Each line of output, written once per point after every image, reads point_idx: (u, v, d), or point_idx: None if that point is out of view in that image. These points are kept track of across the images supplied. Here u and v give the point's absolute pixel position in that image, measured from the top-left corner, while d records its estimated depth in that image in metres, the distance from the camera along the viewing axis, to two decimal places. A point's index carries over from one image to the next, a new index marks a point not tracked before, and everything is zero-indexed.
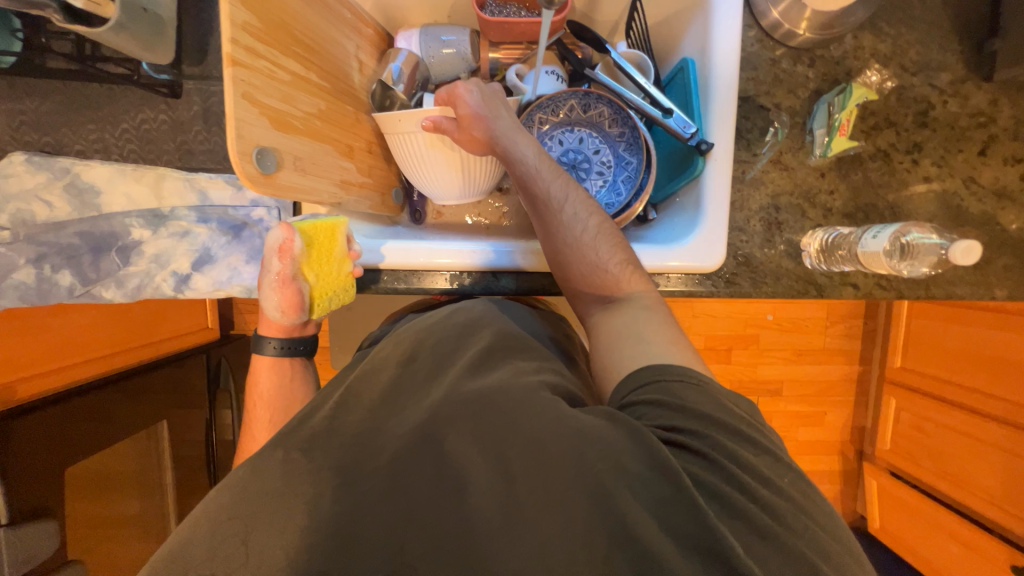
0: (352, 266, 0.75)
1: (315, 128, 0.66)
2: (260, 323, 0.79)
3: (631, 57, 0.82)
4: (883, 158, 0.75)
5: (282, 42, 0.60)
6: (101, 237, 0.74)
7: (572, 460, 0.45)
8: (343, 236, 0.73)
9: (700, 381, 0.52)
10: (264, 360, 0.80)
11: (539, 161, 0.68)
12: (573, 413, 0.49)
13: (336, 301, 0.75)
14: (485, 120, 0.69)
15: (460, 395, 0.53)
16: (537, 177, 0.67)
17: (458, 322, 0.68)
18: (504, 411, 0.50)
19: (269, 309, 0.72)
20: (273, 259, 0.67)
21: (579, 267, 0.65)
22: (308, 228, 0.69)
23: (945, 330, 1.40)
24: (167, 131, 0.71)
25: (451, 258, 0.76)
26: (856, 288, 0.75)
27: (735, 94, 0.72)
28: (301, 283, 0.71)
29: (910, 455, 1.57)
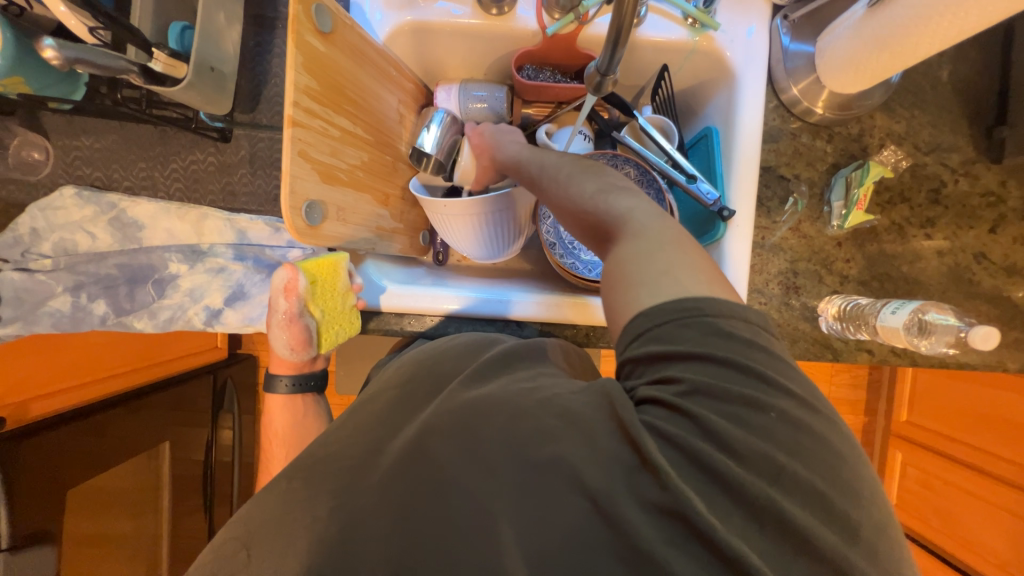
0: (357, 298, 0.76)
1: (357, 179, 0.70)
2: (271, 361, 0.81)
3: (655, 122, 0.86)
4: (897, 231, 0.78)
5: (335, 102, 0.63)
6: (138, 269, 0.76)
7: (546, 439, 0.42)
8: (344, 270, 0.74)
9: (697, 311, 0.44)
10: (276, 398, 0.81)
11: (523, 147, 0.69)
12: (558, 397, 0.46)
13: (342, 336, 0.76)
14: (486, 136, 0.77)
15: (457, 414, 0.46)
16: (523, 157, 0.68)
17: (463, 345, 0.61)
18: (507, 419, 0.44)
19: (279, 347, 0.76)
20: (279, 297, 0.71)
21: (575, 221, 0.58)
22: (311, 265, 0.71)
23: (953, 388, 1.40)
24: (213, 172, 0.75)
25: (454, 302, 0.76)
26: (871, 354, 0.76)
27: (757, 165, 0.76)
28: (306, 319, 0.73)
29: (916, 512, 1.55)
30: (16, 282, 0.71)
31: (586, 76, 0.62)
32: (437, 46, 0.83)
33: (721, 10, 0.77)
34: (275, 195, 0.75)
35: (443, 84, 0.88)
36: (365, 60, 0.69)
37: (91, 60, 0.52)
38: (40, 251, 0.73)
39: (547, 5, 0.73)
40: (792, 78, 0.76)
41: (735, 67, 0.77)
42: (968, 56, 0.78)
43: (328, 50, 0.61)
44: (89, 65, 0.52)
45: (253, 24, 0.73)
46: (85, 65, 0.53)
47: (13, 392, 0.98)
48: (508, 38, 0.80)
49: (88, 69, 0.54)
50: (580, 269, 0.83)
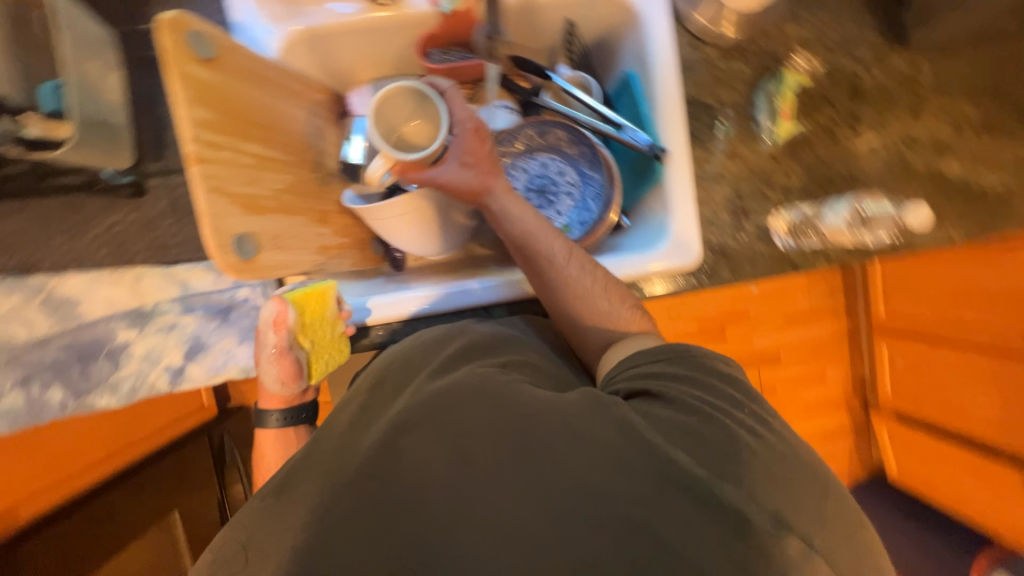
0: (345, 326, 0.75)
1: (286, 203, 0.68)
2: (259, 395, 0.79)
3: (575, 79, 0.86)
4: (827, 134, 0.80)
5: (240, 129, 0.61)
6: (86, 345, 0.73)
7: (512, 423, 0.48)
8: (332, 299, 0.72)
9: (684, 351, 0.59)
10: (267, 433, 0.79)
11: (534, 224, 0.70)
12: (521, 390, 0.52)
13: (332, 362, 0.77)
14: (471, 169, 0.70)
15: (430, 402, 0.52)
16: (533, 236, 0.69)
17: (431, 338, 0.64)
18: (477, 405, 0.50)
19: (269, 381, 0.75)
20: (269, 333, 0.69)
21: (572, 311, 0.68)
22: (301, 297, 0.70)
23: (921, 272, 1.46)
24: (139, 230, 0.71)
25: (420, 304, 0.75)
26: (828, 258, 0.78)
27: (681, 98, 0.76)
28: (297, 351, 0.73)
29: (910, 396, 1.62)
30: None
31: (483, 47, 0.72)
32: (337, 50, 0.80)
33: None
34: None
35: (353, 87, 0.87)
36: (262, 79, 0.67)
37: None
38: None
39: None
40: (693, 5, 0.76)
41: (637, 7, 0.77)
42: None
43: (217, 77, 0.58)
44: None
45: (137, 68, 0.69)
46: None
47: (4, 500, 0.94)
48: (407, 28, 0.79)
49: None
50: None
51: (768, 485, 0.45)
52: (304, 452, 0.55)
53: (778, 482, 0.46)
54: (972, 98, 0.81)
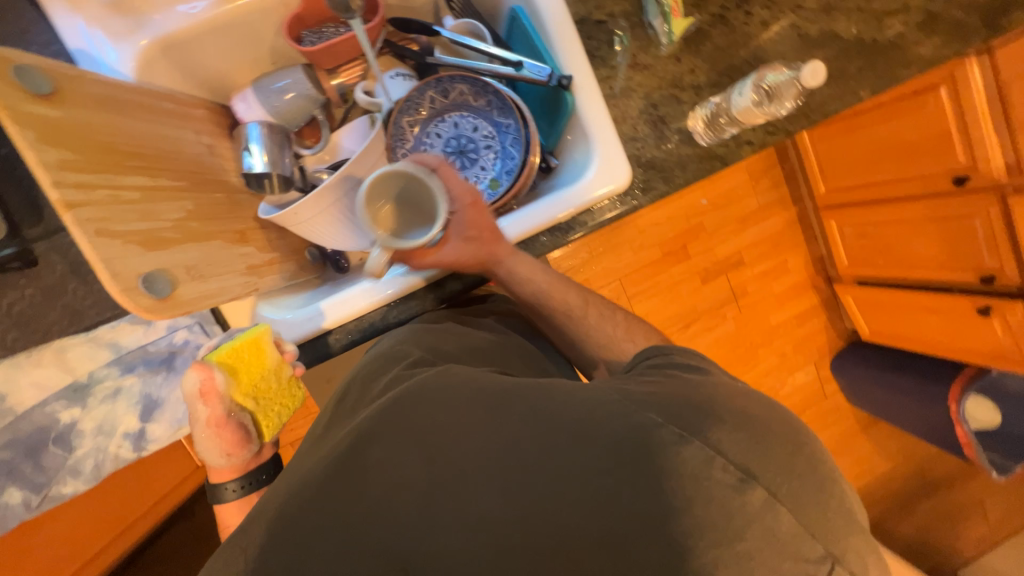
0: (293, 367, 0.71)
1: (193, 231, 0.63)
2: (207, 471, 0.72)
3: (461, 28, 0.81)
4: (721, 22, 0.80)
5: (113, 163, 0.56)
6: (29, 438, 0.67)
7: (475, 420, 0.51)
8: (270, 343, 0.67)
9: (663, 350, 0.60)
10: (228, 506, 0.72)
11: (545, 284, 0.76)
12: (481, 385, 0.55)
13: (285, 413, 0.72)
14: (473, 246, 0.72)
15: (398, 408, 0.55)
16: (544, 300, 0.76)
17: (390, 349, 0.68)
18: (440, 407, 0.53)
19: (212, 458, 0.68)
20: (198, 405, 0.64)
21: (582, 346, 0.77)
22: (228, 354, 0.64)
23: (847, 142, 1.53)
24: (43, 302, 0.65)
25: (375, 299, 0.74)
26: (752, 144, 0.79)
27: (569, 19, 0.74)
28: (238, 416, 0.67)
29: (866, 261, 1.71)
30: None
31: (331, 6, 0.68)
32: (203, 55, 0.74)
33: None
34: None
35: (235, 95, 0.80)
36: (123, 106, 0.61)
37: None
38: None
39: None
40: None
41: None
42: None
43: (66, 113, 0.52)
44: None
45: None
46: None
47: None
48: (269, 13, 0.75)
49: None
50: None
51: (736, 442, 0.44)
52: (279, 478, 0.56)
53: (748, 438, 0.45)
54: None
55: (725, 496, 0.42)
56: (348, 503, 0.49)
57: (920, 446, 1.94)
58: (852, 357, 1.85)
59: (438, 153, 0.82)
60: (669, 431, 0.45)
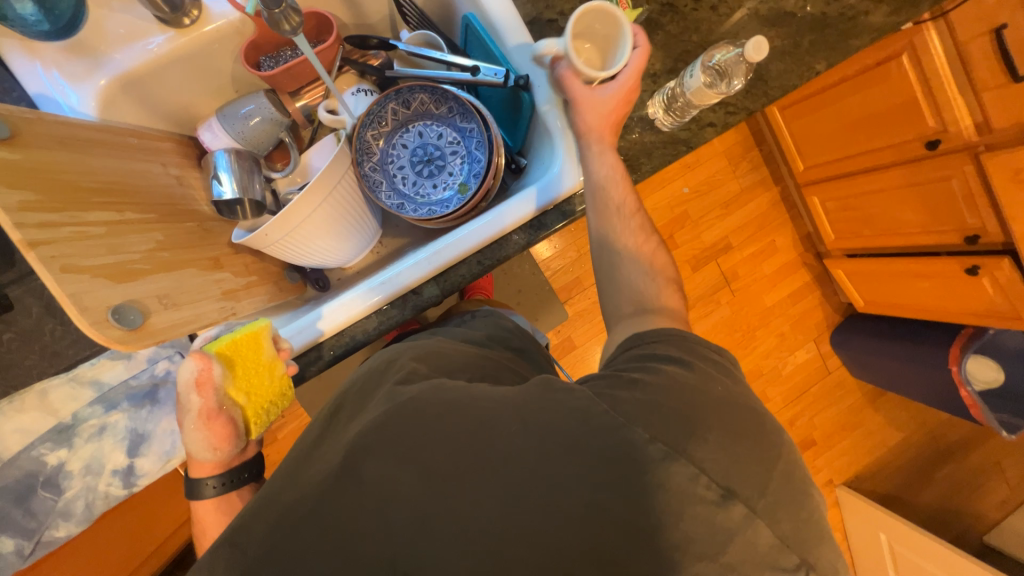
0: (286, 366, 0.70)
1: (163, 261, 0.63)
2: (190, 465, 0.71)
3: (418, 40, 0.83)
4: (671, 10, 0.81)
5: (77, 200, 0.56)
6: (16, 485, 0.67)
7: (472, 447, 0.49)
8: (268, 338, 0.68)
9: (657, 338, 0.58)
10: (206, 502, 0.70)
11: (609, 180, 0.70)
12: (477, 400, 0.53)
13: (273, 412, 0.72)
14: (592, 103, 0.69)
15: (386, 426, 0.53)
16: (605, 194, 0.70)
17: (379, 362, 0.66)
18: (438, 421, 0.52)
19: (198, 451, 0.67)
20: (192, 395, 0.63)
21: (613, 277, 0.69)
22: (225, 346, 0.65)
23: (818, 118, 1.55)
24: (21, 345, 0.63)
25: (359, 308, 0.74)
26: (714, 125, 0.80)
27: (520, 21, 0.76)
28: (230, 410, 0.67)
29: (851, 233, 1.72)
30: None
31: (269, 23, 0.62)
32: (162, 89, 0.75)
33: None
34: None
35: (201, 125, 0.81)
36: (85, 144, 0.61)
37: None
38: None
39: None
40: None
41: None
42: None
43: (26, 155, 0.53)
44: None
45: None
46: None
47: None
48: (224, 44, 0.75)
49: None
50: (438, 210, 0.81)
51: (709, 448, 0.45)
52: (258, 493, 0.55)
53: (729, 452, 0.45)
54: None
55: (708, 513, 0.43)
56: (331, 516, 0.49)
57: (928, 413, 1.93)
58: (848, 330, 1.85)
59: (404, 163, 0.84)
60: (655, 447, 0.45)
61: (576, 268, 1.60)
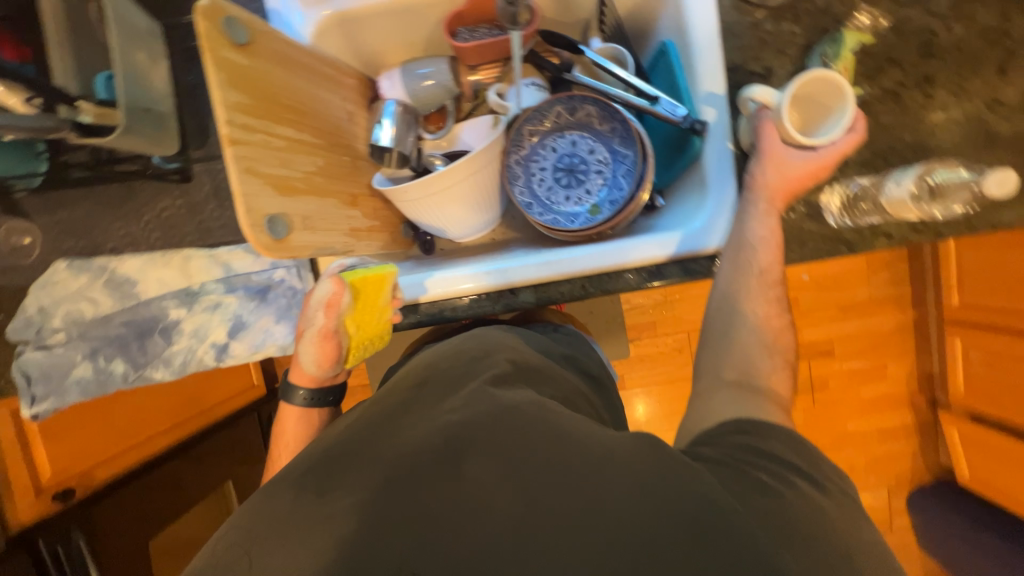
0: (392, 313, 0.77)
1: (316, 185, 0.69)
2: (290, 369, 0.78)
3: (606, 52, 0.81)
4: (892, 98, 0.72)
5: (273, 112, 0.63)
6: (142, 322, 0.79)
7: (553, 463, 0.49)
8: (389, 284, 0.74)
9: (765, 433, 0.54)
10: (292, 409, 0.78)
11: (760, 243, 0.64)
12: (567, 424, 0.54)
13: (369, 350, 0.78)
14: (774, 166, 0.65)
15: (461, 427, 0.54)
16: (744, 255, 0.65)
17: (472, 349, 0.70)
18: (525, 433, 0.52)
19: (306, 362, 0.74)
20: (320, 312, 0.69)
21: (718, 345, 0.65)
22: (359, 279, 0.71)
23: (999, 258, 1.31)
24: (185, 214, 0.75)
25: (463, 288, 0.76)
26: (891, 237, 0.71)
27: (722, 63, 0.71)
28: (342, 336, 0.72)
29: (989, 397, 1.45)
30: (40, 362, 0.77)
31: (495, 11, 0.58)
32: (366, 33, 0.81)
33: None
34: None
35: (383, 73, 0.87)
36: (293, 64, 0.68)
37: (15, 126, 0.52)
38: (52, 326, 0.77)
39: None
40: None
41: None
42: None
43: (251, 62, 0.60)
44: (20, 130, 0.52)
45: (182, 60, 0.73)
46: (16, 131, 0.52)
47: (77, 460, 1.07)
48: (433, 7, 0.79)
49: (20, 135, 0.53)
50: (562, 222, 0.80)
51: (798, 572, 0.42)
52: (336, 434, 0.60)
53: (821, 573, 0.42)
54: None
55: None
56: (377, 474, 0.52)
57: None
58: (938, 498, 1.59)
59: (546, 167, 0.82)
60: (742, 538, 0.43)
61: (658, 314, 1.53)
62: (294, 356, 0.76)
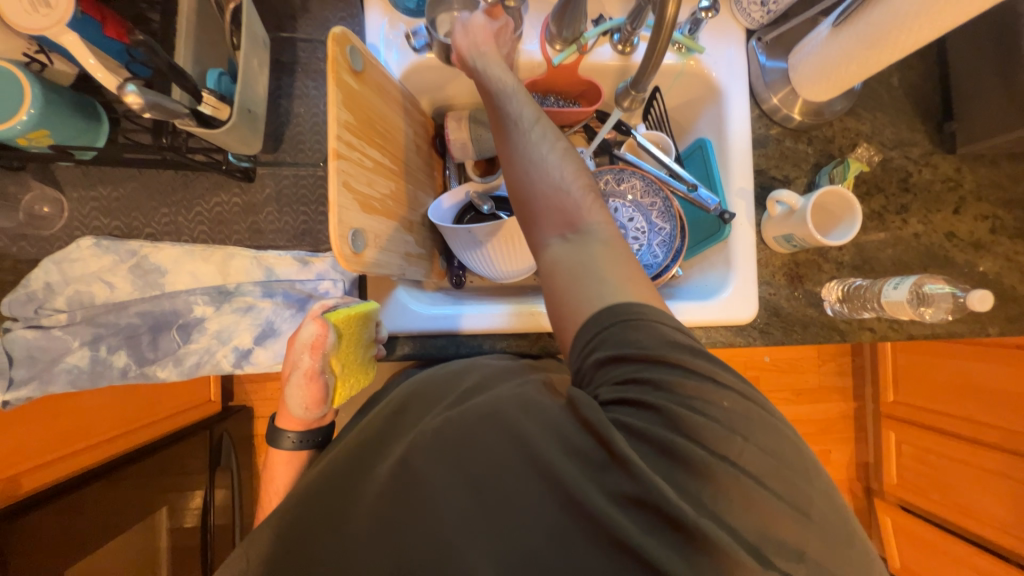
0: (375, 349, 0.77)
1: (388, 208, 0.72)
2: (278, 412, 0.74)
3: (652, 137, 0.92)
4: (878, 218, 0.87)
5: (368, 136, 0.66)
6: (161, 315, 0.75)
7: (528, 467, 0.47)
8: (372, 320, 0.73)
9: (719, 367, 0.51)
10: (281, 453, 0.73)
11: (552, 189, 0.57)
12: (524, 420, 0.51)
13: (355, 388, 0.72)
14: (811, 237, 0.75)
15: (451, 431, 0.52)
16: (553, 202, 0.57)
17: (452, 370, 0.71)
18: (500, 432, 0.50)
19: (293, 406, 0.69)
20: (303, 355, 0.64)
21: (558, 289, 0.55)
22: (343, 320, 0.66)
23: (931, 362, 1.51)
24: (239, 213, 0.74)
25: (450, 324, 0.79)
26: (873, 331, 0.83)
27: (750, 165, 0.84)
28: (328, 376, 0.67)
29: (917, 489, 1.61)
30: (29, 342, 0.69)
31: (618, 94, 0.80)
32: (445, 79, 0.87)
33: (704, 35, 0.85)
34: (303, 229, 0.75)
35: (450, 116, 0.91)
36: (385, 94, 0.72)
37: (167, 106, 0.50)
38: (54, 306, 0.71)
39: (551, 37, 0.80)
40: (771, 89, 0.85)
41: (720, 84, 0.85)
42: (912, 65, 0.90)
43: (360, 87, 0.64)
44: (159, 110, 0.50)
45: (273, 70, 0.76)
46: (153, 109, 0.50)
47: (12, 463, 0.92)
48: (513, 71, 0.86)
49: (156, 115, 0.51)
50: None
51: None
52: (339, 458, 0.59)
53: None
54: (1009, 206, 0.88)
55: None
56: None
57: None
58: None
59: None
60: None
61: None
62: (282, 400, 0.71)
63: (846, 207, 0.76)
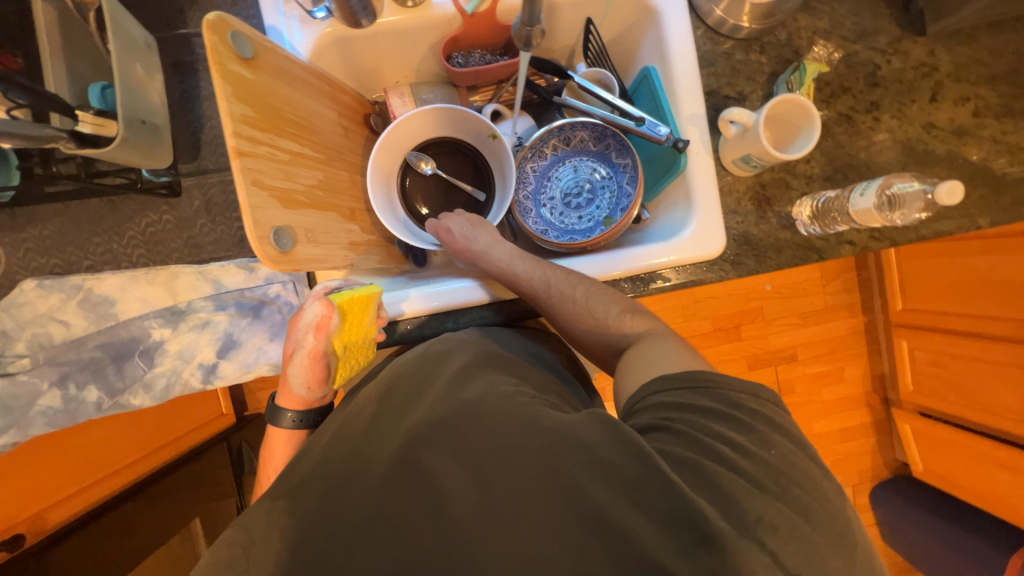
0: (376, 333, 0.74)
1: (318, 199, 0.69)
2: (279, 391, 0.75)
3: (592, 76, 0.87)
4: (847, 121, 0.81)
5: (276, 125, 0.63)
6: (122, 345, 0.76)
7: (522, 449, 0.52)
8: (375, 304, 0.71)
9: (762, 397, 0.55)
10: (280, 431, 0.75)
11: (555, 288, 0.71)
12: (548, 414, 0.56)
13: (356, 368, 0.75)
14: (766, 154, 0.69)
15: (453, 416, 0.58)
16: (561, 298, 0.70)
17: (439, 350, 0.71)
18: (489, 425, 0.56)
19: (295, 386, 0.71)
20: (308, 335, 0.67)
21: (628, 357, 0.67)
22: (348, 302, 0.67)
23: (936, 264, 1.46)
24: (173, 229, 0.72)
25: (449, 300, 0.77)
26: (853, 245, 0.79)
27: (699, 86, 0.78)
28: (331, 358, 0.69)
29: (934, 393, 1.58)
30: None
31: (515, 32, 0.61)
32: (361, 51, 0.81)
33: None
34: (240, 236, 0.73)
35: (392, 90, 0.89)
36: (293, 78, 0.67)
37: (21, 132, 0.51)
38: (15, 352, 0.70)
39: None
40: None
41: (655, 5, 0.78)
42: None
43: (255, 75, 0.60)
44: (19, 138, 0.52)
45: (174, 73, 0.72)
46: (14, 138, 0.52)
47: (39, 500, 0.94)
48: (431, 28, 0.79)
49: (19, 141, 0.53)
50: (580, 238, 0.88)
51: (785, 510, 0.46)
52: (300, 455, 0.60)
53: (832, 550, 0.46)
54: (993, 83, 0.81)
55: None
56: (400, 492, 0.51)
57: None
58: (892, 490, 1.71)
59: (555, 195, 0.93)
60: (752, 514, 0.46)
61: None
62: (281, 377, 0.72)
63: (802, 111, 0.70)
